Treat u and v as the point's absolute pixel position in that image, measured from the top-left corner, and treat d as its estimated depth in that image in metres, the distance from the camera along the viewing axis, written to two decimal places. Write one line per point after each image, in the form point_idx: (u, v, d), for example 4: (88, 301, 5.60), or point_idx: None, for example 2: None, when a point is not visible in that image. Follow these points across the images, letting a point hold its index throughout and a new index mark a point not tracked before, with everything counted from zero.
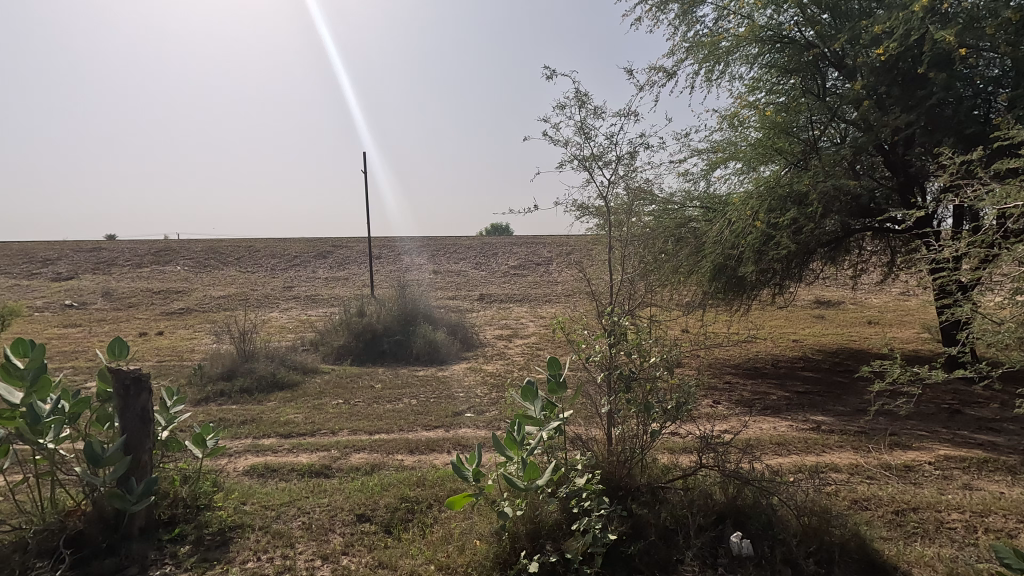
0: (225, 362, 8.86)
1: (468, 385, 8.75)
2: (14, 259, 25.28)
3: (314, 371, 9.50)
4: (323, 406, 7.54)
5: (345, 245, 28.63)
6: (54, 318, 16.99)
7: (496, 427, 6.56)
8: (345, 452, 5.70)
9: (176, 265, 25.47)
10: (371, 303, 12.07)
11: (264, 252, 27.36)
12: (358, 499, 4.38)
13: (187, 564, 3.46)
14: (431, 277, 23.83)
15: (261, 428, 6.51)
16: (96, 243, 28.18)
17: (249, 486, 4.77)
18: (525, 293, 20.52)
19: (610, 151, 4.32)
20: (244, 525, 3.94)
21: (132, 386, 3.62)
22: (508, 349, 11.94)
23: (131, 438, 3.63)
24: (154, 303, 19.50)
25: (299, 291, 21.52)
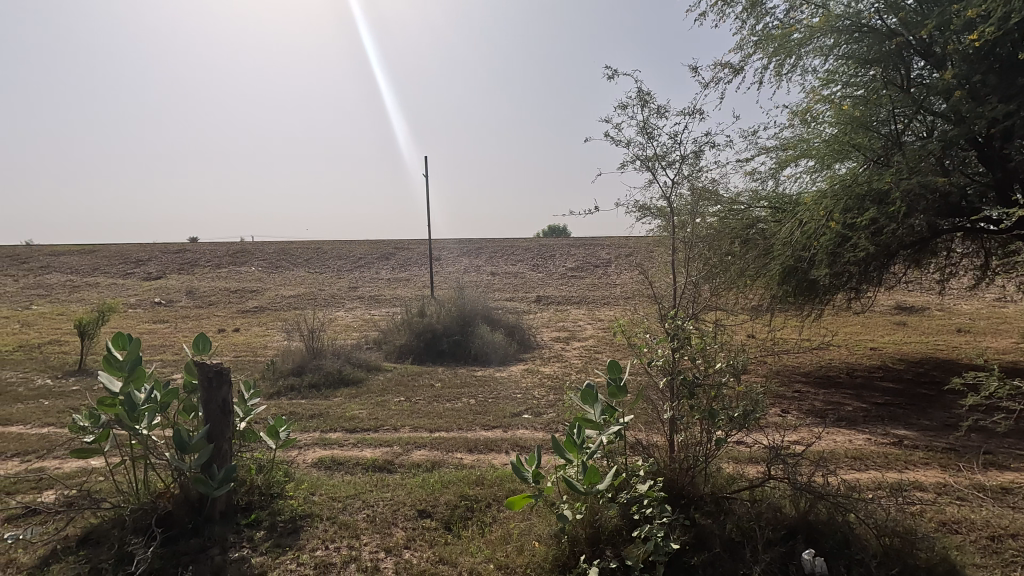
0: (295, 358, 9.32)
1: (525, 386, 8.79)
2: (111, 259, 27.64)
3: (377, 369, 9.82)
4: (386, 403, 7.78)
5: (406, 247, 29.42)
6: (146, 314, 18.44)
7: (554, 429, 6.55)
8: (407, 449, 5.86)
9: (252, 266, 27.03)
10: (432, 304, 12.34)
11: (331, 253, 28.57)
12: (419, 495, 4.49)
13: (262, 548, 3.67)
14: (489, 279, 24.07)
15: (328, 422, 6.80)
16: (181, 246, 30.35)
17: (317, 477, 4.99)
18: (582, 295, 20.35)
19: (674, 150, 4.23)
20: (314, 515, 4.13)
21: (214, 378, 3.86)
22: (566, 351, 11.89)
23: (213, 427, 3.89)
24: (231, 301, 20.78)
25: (363, 291, 22.31)
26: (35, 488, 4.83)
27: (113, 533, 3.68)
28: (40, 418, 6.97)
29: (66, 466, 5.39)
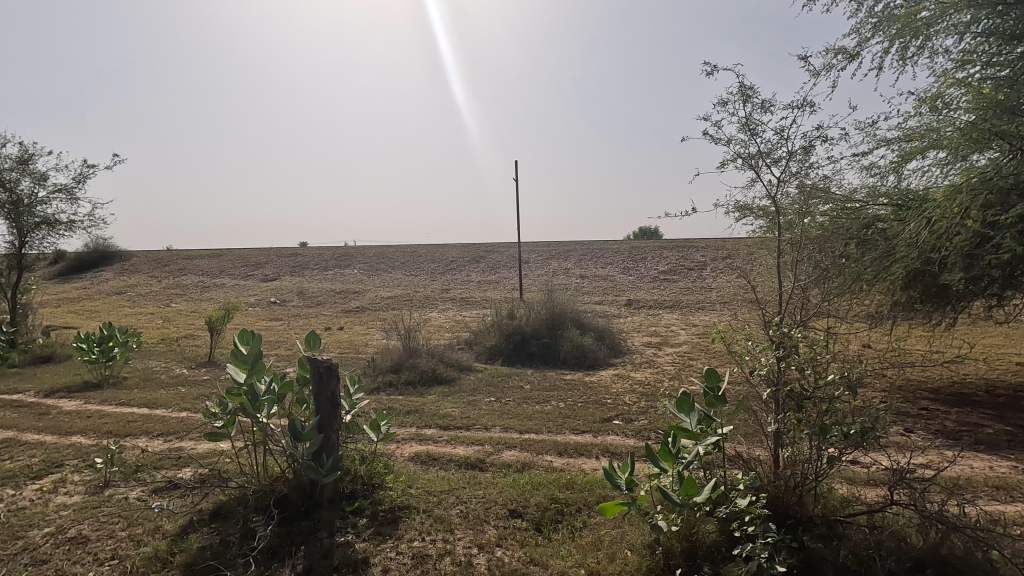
0: (393, 357, 9.82)
1: (616, 391, 8.64)
2: (235, 262, 30.72)
3: (468, 369, 10.10)
4: (477, 402, 7.99)
5: (497, 250, 29.99)
6: (264, 313, 20.30)
7: (646, 437, 6.38)
8: (498, 448, 5.98)
9: (354, 268, 28.87)
10: (522, 306, 12.49)
11: (426, 257, 29.79)
12: (510, 495, 4.56)
13: (365, 535, 3.90)
14: (578, 282, 23.92)
15: (424, 419, 7.09)
16: (293, 250, 33.07)
17: (414, 471, 5.23)
18: (675, 299, 19.65)
19: (781, 145, 3.97)
20: (412, 507, 4.33)
21: (325, 373, 4.16)
22: (658, 357, 11.54)
23: (323, 418, 4.19)
24: (336, 302, 22.31)
25: (455, 293, 23.06)
26: (175, 465, 5.48)
27: (238, 510, 4.08)
28: (180, 403, 7.91)
29: (200, 447, 6.07)
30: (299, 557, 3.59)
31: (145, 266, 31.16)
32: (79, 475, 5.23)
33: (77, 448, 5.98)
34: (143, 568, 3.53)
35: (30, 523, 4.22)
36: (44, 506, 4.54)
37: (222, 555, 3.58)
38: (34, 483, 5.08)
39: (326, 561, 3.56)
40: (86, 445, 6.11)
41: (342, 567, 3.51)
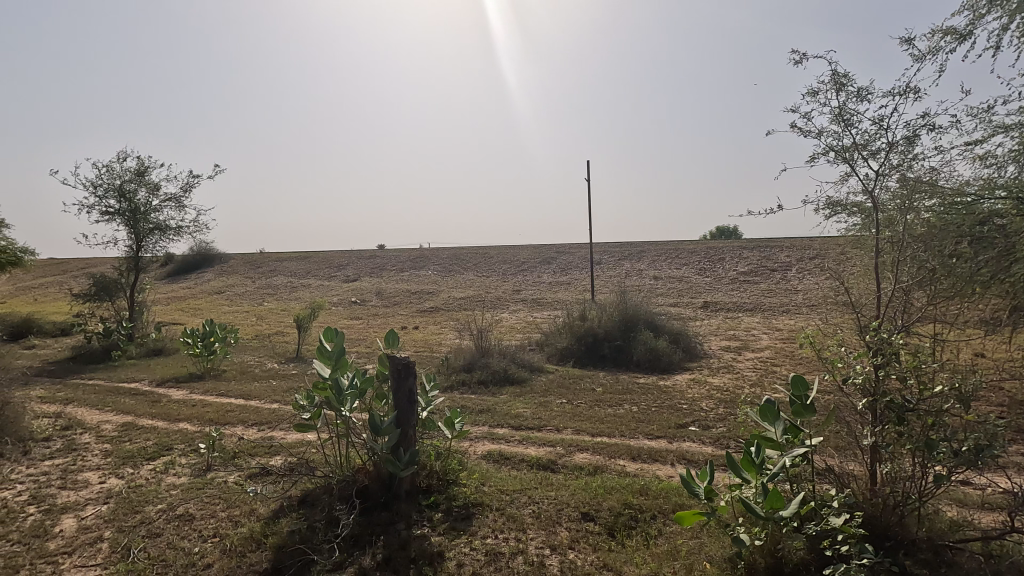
0: (466, 356, 10.02)
1: (692, 397, 8.33)
2: (320, 264, 32.54)
3: (539, 370, 10.13)
4: (548, 403, 7.98)
5: (568, 251, 29.84)
6: (345, 312, 21.37)
7: (725, 446, 6.10)
8: (570, 451, 5.94)
9: (428, 270, 29.75)
10: (593, 308, 12.35)
11: (497, 258, 30.18)
12: (583, 498, 4.51)
13: (440, 529, 4.01)
14: (651, 283, 23.33)
15: (496, 418, 7.18)
16: (372, 252, 34.55)
17: (487, 469, 5.31)
18: (757, 302, 18.68)
19: (879, 137, 3.69)
20: (485, 504, 4.39)
21: (403, 370, 4.31)
22: (738, 362, 11.01)
23: (401, 414, 4.35)
24: (411, 302, 23.08)
25: (526, 294, 23.20)
26: (268, 453, 5.88)
27: (323, 498, 4.31)
28: (271, 395, 8.48)
29: (289, 437, 6.48)
30: (379, 546, 3.74)
31: (241, 268, 33.72)
32: (186, 458, 5.74)
33: (184, 434, 6.57)
34: (240, 546, 3.81)
35: (145, 500, 4.68)
36: (157, 485, 5.02)
37: (309, 539, 3.79)
38: (149, 463, 5.63)
39: (404, 552, 3.69)
40: (191, 432, 6.69)
41: (418, 559, 3.62)
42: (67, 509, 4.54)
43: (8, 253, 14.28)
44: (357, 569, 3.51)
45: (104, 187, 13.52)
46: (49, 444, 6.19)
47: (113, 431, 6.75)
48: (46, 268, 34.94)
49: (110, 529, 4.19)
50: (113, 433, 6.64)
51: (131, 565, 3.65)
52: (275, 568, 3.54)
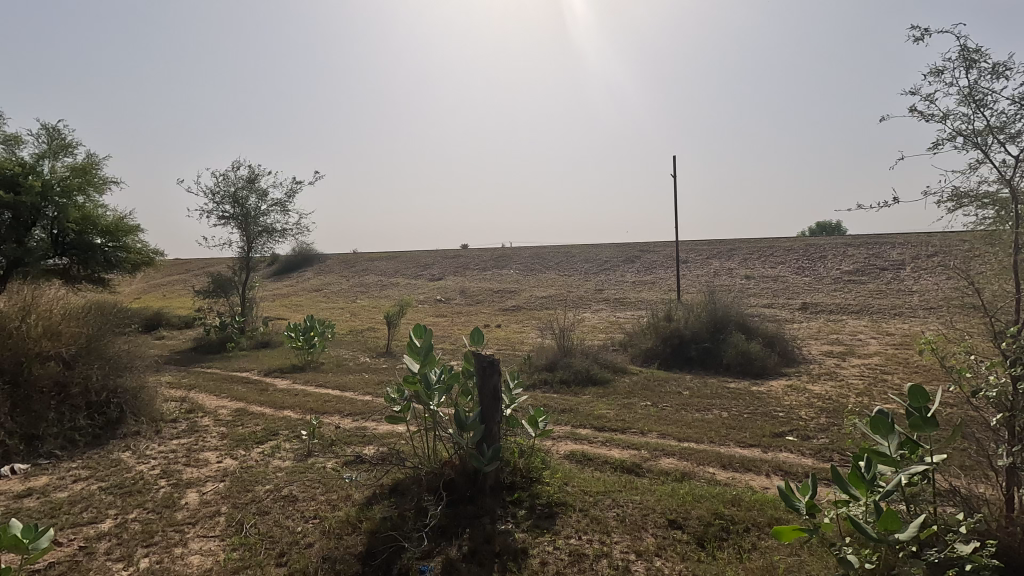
0: (548, 355, 10.02)
1: (789, 405, 7.80)
2: (407, 263, 33.93)
3: (622, 371, 9.93)
4: (632, 406, 7.80)
5: (652, 250, 29.01)
6: (431, 310, 22.11)
7: (827, 459, 5.66)
8: (655, 455, 5.76)
9: (510, 269, 30.11)
10: (680, 308, 11.90)
11: (579, 257, 29.94)
12: (669, 504, 4.37)
13: (524, 526, 4.04)
14: (742, 283, 22.15)
15: (578, 418, 7.13)
16: (456, 251, 35.49)
17: (570, 469, 5.28)
18: (864, 304, 17.15)
19: (1020, 118, 3.24)
20: (568, 504, 4.37)
21: (488, 367, 4.37)
22: (841, 369, 10.17)
23: (486, 410, 4.42)
24: (494, 301, 23.45)
25: (608, 294, 22.86)
26: (362, 442, 6.23)
27: (413, 488, 4.49)
28: (364, 388, 8.95)
29: (380, 428, 6.81)
30: (465, 539, 3.84)
31: (336, 267, 35.91)
32: (290, 443, 6.21)
33: (288, 421, 7.11)
34: (337, 528, 4.06)
35: (255, 480, 5.11)
36: (265, 467, 5.46)
37: (400, 526, 3.97)
38: (259, 447, 6.14)
39: (489, 546, 3.76)
40: (294, 419, 7.22)
41: (503, 554, 3.68)
42: (191, 484, 5.05)
43: (143, 254, 16.14)
44: (445, 558, 3.63)
45: (221, 194, 14.92)
46: (177, 425, 6.93)
47: (229, 415, 7.44)
48: (173, 268, 39.13)
49: (226, 505, 4.61)
50: (228, 417, 7.31)
51: (244, 539, 4.00)
52: (369, 552, 3.74)
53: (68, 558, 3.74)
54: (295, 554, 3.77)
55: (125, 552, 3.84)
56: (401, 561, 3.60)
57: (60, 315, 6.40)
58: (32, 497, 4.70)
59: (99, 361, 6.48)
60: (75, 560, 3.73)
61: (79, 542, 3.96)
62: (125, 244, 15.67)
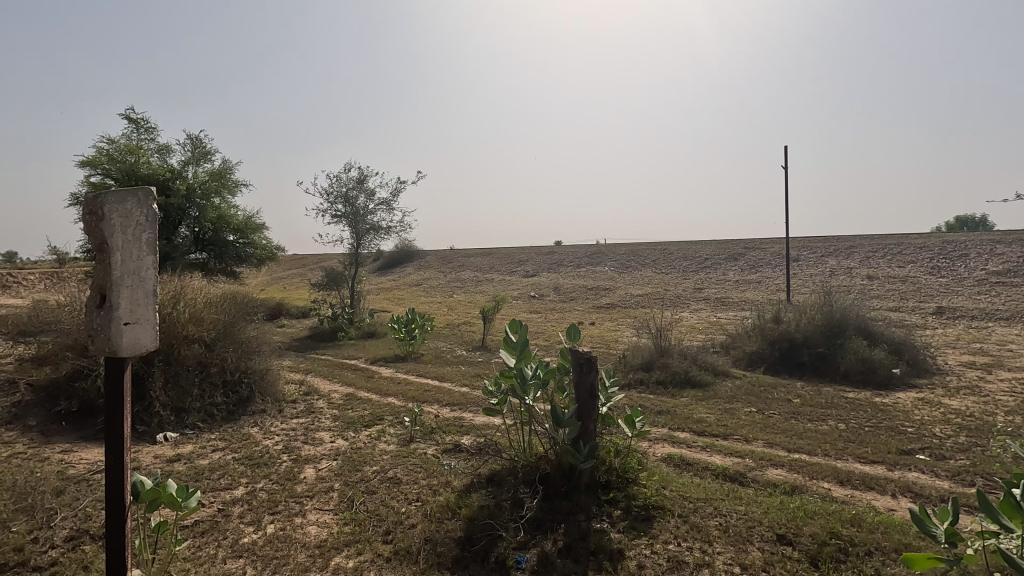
0: (644, 355, 9.75)
1: (921, 420, 6.99)
2: (503, 259, 34.60)
3: (724, 375, 9.44)
4: (735, 411, 7.39)
5: (758, 247, 27.29)
6: (525, 306, 22.37)
7: (968, 483, 5.03)
8: (762, 464, 5.42)
9: (605, 266, 29.69)
10: (791, 310, 11.08)
11: (678, 255, 28.87)
12: (777, 518, 4.10)
13: (620, 527, 3.98)
14: (863, 283, 20.19)
15: (677, 421, 6.89)
16: (550, 248, 35.59)
17: (668, 473, 5.11)
18: (1017, 309, 14.94)
19: None
20: (666, 509, 4.24)
21: (585, 364, 4.34)
22: (986, 383, 8.94)
23: (582, 407, 4.39)
24: (588, 298, 23.24)
25: (709, 293, 21.81)
26: (459, 432, 6.45)
27: (509, 479, 4.59)
28: (461, 380, 9.25)
29: (477, 420, 7.01)
30: (560, 534, 3.86)
31: (435, 263, 37.38)
32: (394, 429, 6.58)
33: (392, 408, 7.53)
34: (438, 513, 4.24)
35: (364, 461, 5.48)
36: (372, 449, 5.84)
37: (497, 516, 4.08)
38: (367, 430, 6.57)
39: (584, 543, 3.74)
40: (397, 406, 7.64)
41: (599, 553, 3.65)
42: (308, 461, 5.51)
43: (267, 249, 17.78)
44: (540, 551, 3.67)
45: (334, 194, 16.12)
46: (296, 405, 7.60)
47: (340, 399, 8.03)
48: (291, 263, 42.77)
49: (338, 481, 4.99)
50: (339, 401, 7.89)
51: (354, 515, 4.30)
52: (468, 538, 3.86)
53: (210, 517, 4.23)
54: (400, 533, 3.99)
55: (254, 517, 4.27)
56: (499, 550, 3.70)
57: (203, 303, 7.24)
58: (180, 462, 5.37)
59: (233, 345, 7.27)
60: (215, 520, 4.21)
61: (218, 505, 4.46)
62: (253, 240, 17.38)
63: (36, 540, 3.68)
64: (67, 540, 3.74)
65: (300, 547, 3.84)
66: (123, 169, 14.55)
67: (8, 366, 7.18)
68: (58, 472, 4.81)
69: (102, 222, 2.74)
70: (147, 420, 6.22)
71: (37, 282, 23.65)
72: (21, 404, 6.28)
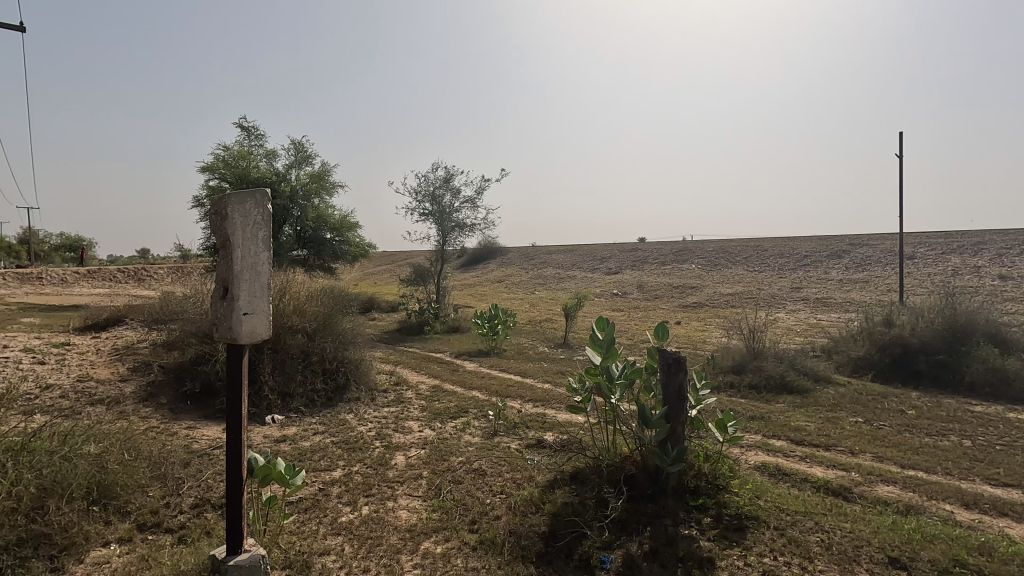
0: (735, 357, 9.27)
1: None
2: (585, 256, 34.36)
3: (826, 381, 8.78)
4: (838, 420, 6.85)
5: (866, 243, 25.11)
6: (607, 303, 22.04)
7: None
8: (870, 480, 5.00)
9: (692, 263, 28.62)
10: (905, 312, 10.09)
11: (773, 252, 27.19)
12: (889, 539, 3.75)
13: (710, 535, 3.82)
14: (994, 284, 17.98)
15: (771, 428, 6.50)
16: (634, 246, 34.78)
17: (762, 482, 4.84)
18: None
19: None
20: (761, 520, 4.02)
21: (673, 364, 4.19)
22: None
23: (671, 409, 4.23)
24: (673, 297, 22.49)
25: (808, 292, 20.37)
26: (542, 428, 6.49)
27: (593, 478, 4.54)
28: (543, 376, 9.29)
29: (560, 417, 7.01)
30: (646, 537, 3.76)
31: (517, 260, 37.79)
32: (478, 421, 6.74)
33: (476, 401, 7.70)
34: (522, 506, 4.29)
35: (450, 451, 5.66)
36: (458, 441, 6.01)
37: (581, 514, 4.05)
38: (452, 422, 6.78)
39: (672, 548, 3.64)
40: (481, 400, 7.81)
41: (687, 560, 3.53)
42: (399, 448, 5.78)
43: (361, 247, 18.79)
44: (626, 553, 3.60)
45: (422, 194, 16.74)
46: (387, 394, 7.99)
47: (427, 391, 8.34)
48: (381, 260, 45.08)
49: (426, 469, 5.19)
50: (427, 392, 8.20)
51: (442, 503, 4.45)
52: (552, 533, 3.88)
53: (312, 496, 4.56)
54: (485, 523, 4.09)
55: (351, 498, 4.54)
56: (583, 548, 3.68)
57: (305, 296, 7.80)
58: (286, 442, 5.82)
59: (331, 336, 7.77)
60: (317, 498, 4.53)
61: (319, 484, 4.79)
62: (348, 238, 18.40)
63: (169, 504, 4.15)
64: (192, 507, 4.18)
65: (392, 529, 4.04)
66: (236, 173, 15.99)
67: (143, 350, 8.12)
68: (185, 445, 5.38)
69: (226, 221, 3.01)
70: (257, 403, 6.81)
71: (166, 276, 26.60)
72: (154, 383, 7.09)
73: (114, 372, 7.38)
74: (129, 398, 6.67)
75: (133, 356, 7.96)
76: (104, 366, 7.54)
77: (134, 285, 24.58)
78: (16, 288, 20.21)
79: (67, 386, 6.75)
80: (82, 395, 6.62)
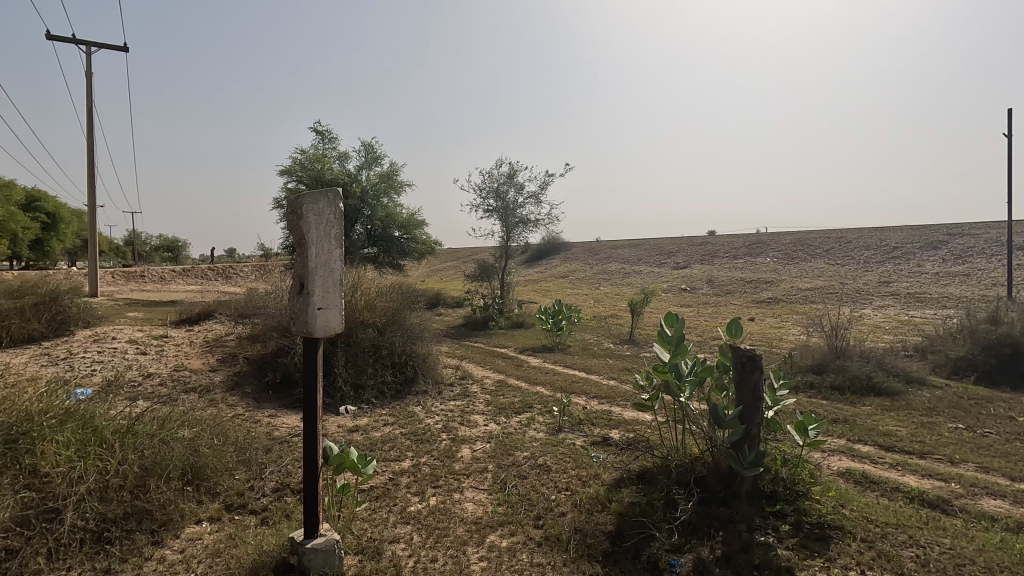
0: (815, 356, 8.72)
1: None
2: (651, 251, 33.53)
3: (920, 383, 8.08)
4: (935, 426, 6.28)
5: (968, 234, 22.87)
6: (675, 299, 21.39)
7: None
8: (973, 492, 4.55)
9: (767, 256, 27.23)
10: (1015, 309, 9.10)
11: (858, 244, 25.38)
12: (997, 559, 3.40)
13: (789, 544, 3.61)
14: None
15: (856, 432, 6.07)
16: (704, 239, 33.52)
17: (848, 490, 4.52)
18: None
19: None
20: (846, 530, 3.75)
21: (747, 362, 3.99)
22: None
23: (746, 409, 4.02)
24: (746, 292, 21.50)
25: (899, 287, 18.83)
26: (608, 425, 6.37)
27: (661, 478, 4.39)
28: (609, 373, 9.13)
29: (626, 414, 6.87)
30: (719, 542, 3.62)
31: (582, 255, 37.44)
32: (543, 417, 6.73)
33: (541, 397, 7.68)
34: (588, 504, 4.24)
35: (515, 445, 5.68)
36: (522, 436, 6.03)
37: (650, 514, 3.94)
38: (517, 416, 6.80)
39: (746, 555, 3.46)
40: (546, 396, 7.77)
41: (764, 568, 3.35)
42: (465, 441, 5.88)
43: (427, 243, 19.25)
44: (696, 557, 3.48)
45: (487, 191, 16.91)
46: (453, 388, 8.13)
47: (493, 386, 8.41)
48: (447, 257, 46.06)
49: (492, 463, 5.23)
50: (492, 387, 8.27)
51: (507, 497, 4.48)
52: (619, 533, 3.80)
53: (383, 484, 4.72)
54: (550, 519, 4.07)
55: (419, 488, 4.66)
56: (651, 550, 3.58)
57: (376, 292, 8.08)
58: (359, 432, 6.06)
59: (400, 330, 8.00)
60: (387, 487, 4.68)
61: (389, 474, 4.95)
62: (415, 235, 18.88)
63: (253, 487, 4.43)
64: (274, 491, 4.44)
65: (458, 521, 4.10)
66: (312, 174, 16.80)
67: (230, 342, 8.71)
68: (268, 432, 5.73)
69: (302, 220, 3.16)
70: (332, 393, 7.15)
71: (250, 273, 28.42)
72: (240, 373, 7.59)
73: (205, 362, 7.97)
74: (218, 387, 7.18)
75: (221, 348, 8.56)
76: (197, 357, 8.16)
77: (222, 282, 26.43)
78: (124, 285, 22.29)
79: (165, 375, 7.37)
80: (177, 382, 7.20)
